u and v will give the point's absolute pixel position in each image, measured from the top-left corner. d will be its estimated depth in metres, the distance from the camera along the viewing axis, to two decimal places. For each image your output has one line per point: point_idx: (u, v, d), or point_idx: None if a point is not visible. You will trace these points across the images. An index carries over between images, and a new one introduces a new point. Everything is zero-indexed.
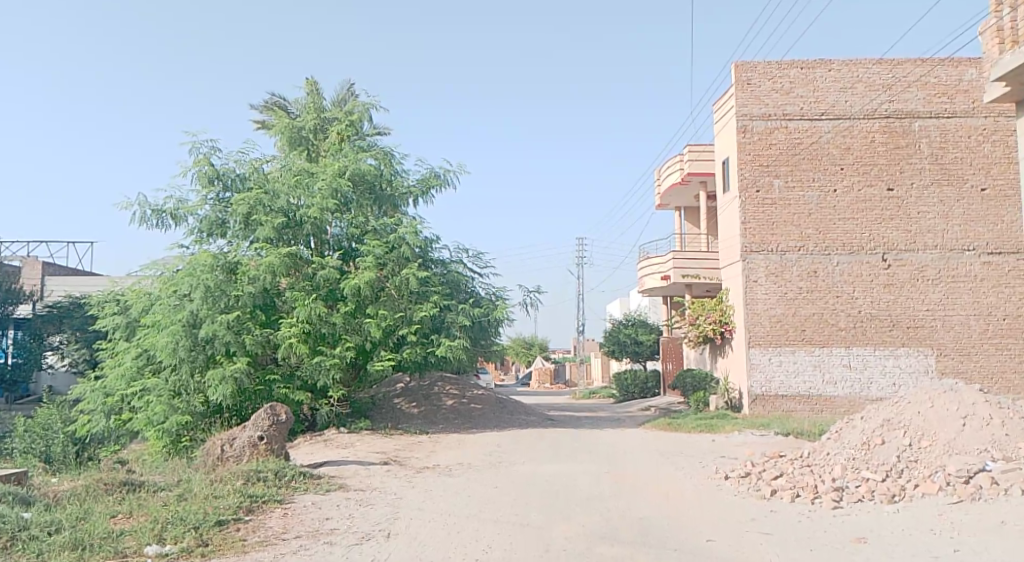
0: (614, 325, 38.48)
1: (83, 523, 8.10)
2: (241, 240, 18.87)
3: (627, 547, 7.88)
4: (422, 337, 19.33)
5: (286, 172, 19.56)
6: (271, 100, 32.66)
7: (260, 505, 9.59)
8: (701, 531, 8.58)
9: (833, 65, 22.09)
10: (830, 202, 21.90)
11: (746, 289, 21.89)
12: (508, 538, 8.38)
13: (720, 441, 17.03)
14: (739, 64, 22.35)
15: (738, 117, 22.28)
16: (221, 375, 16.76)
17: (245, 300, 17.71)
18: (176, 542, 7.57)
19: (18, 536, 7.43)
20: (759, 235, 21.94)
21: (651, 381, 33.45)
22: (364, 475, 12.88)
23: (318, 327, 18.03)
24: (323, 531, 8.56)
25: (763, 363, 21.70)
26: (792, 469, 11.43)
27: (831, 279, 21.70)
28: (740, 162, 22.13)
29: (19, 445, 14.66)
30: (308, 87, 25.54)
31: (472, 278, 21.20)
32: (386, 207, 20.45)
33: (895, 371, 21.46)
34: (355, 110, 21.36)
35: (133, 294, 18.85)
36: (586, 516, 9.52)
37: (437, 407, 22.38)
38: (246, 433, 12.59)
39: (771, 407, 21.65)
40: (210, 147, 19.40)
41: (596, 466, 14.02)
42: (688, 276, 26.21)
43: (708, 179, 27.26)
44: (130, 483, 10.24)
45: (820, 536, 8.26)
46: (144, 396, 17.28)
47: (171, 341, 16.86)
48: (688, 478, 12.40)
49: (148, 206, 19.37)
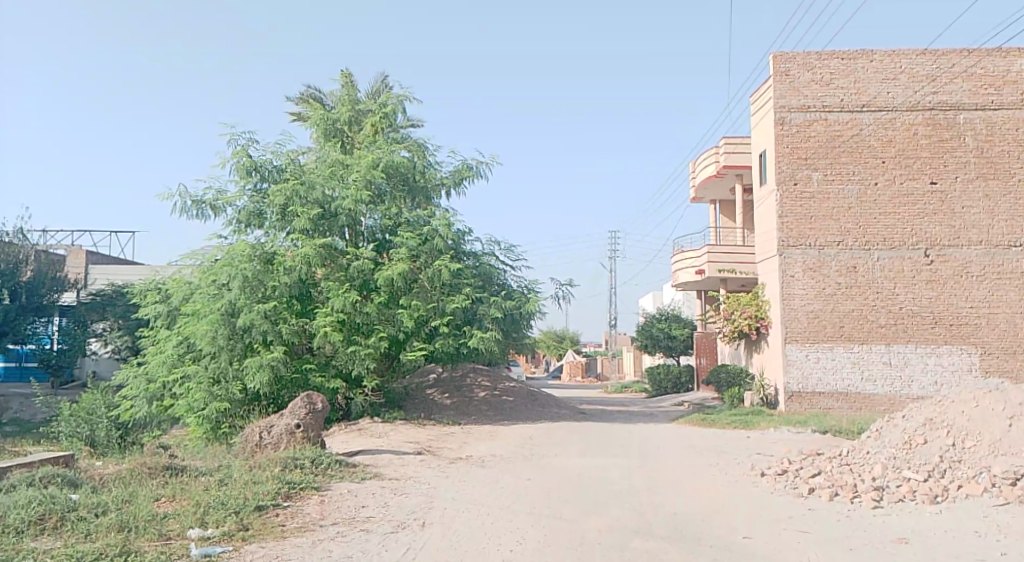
0: (647, 319, 38.24)
1: (129, 506, 8.29)
2: (279, 230, 19.12)
3: (661, 541, 7.86)
4: (454, 329, 19.40)
5: (321, 165, 19.79)
6: (306, 93, 32.93)
7: (298, 492, 9.74)
8: (737, 528, 8.49)
9: (874, 56, 21.63)
10: (870, 196, 21.49)
11: (782, 284, 21.59)
12: (542, 530, 8.37)
13: (757, 438, 16.85)
14: (777, 55, 22.00)
15: (776, 108, 21.92)
16: (259, 362, 17.02)
17: (282, 290, 18.05)
18: (218, 526, 7.74)
19: (68, 516, 7.64)
20: (797, 229, 21.64)
21: (685, 376, 33.31)
22: (399, 464, 13.02)
23: (352, 317, 18.19)
24: (359, 519, 8.67)
25: (800, 360, 21.40)
26: (830, 467, 11.29)
27: (871, 275, 21.30)
28: (778, 155, 21.78)
29: (65, 428, 15.05)
30: (343, 79, 25.76)
31: (504, 271, 21.19)
32: (418, 198, 20.65)
33: (937, 370, 21.02)
34: (389, 101, 21.45)
35: (174, 282, 19.22)
36: (618, 510, 9.47)
37: (469, 398, 22.48)
38: (284, 420, 12.81)
39: (808, 404, 21.34)
40: (246, 139, 19.57)
41: (629, 460, 13.94)
42: (723, 270, 25.81)
43: (744, 172, 26.94)
44: (173, 467, 10.47)
45: (859, 535, 8.15)
46: (185, 383, 17.60)
47: (211, 330, 17.18)
48: (723, 475, 12.28)
49: (189, 197, 19.69)
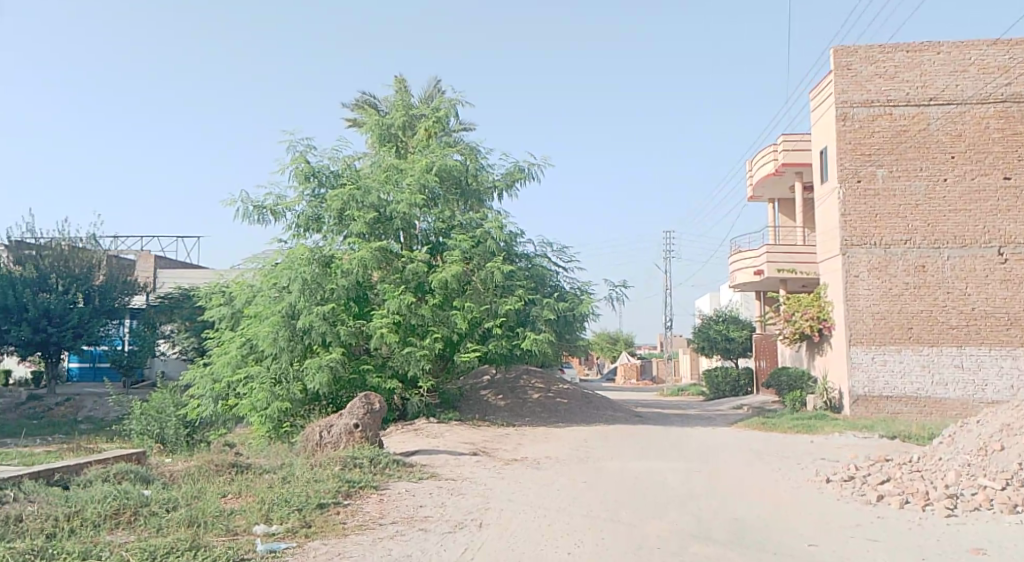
0: (704, 320, 37.67)
1: (197, 502, 8.54)
2: (336, 234, 19.45)
3: (723, 547, 7.71)
4: (508, 330, 19.41)
5: (376, 169, 20.09)
6: (361, 99, 33.47)
7: (358, 490, 9.89)
8: (802, 535, 8.27)
9: (941, 48, 20.90)
10: (939, 193, 20.74)
11: (846, 285, 20.99)
12: (600, 533, 8.30)
13: (820, 443, 16.41)
14: (838, 49, 21.43)
15: (837, 104, 21.34)
16: (318, 363, 17.33)
17: (340, 293, 18.34)
18: (281, 522, 7.91)
19: (141, 511, 7.90)
20: (860, 228, 21.03)
21: (744, 379, 32.68)
22: (455, 465, 13.09)
23: (408, 318, 18.37)
24: (417, 518, 8.74)
25: (866, 362, 20.76)
26: (900, 474, 10.91)
27: (940, 275, 20.55)
28: (840, 152, 21.20)
29: (136, 426, 15.61)
30: (397, 85, 26.09)
31: (557, 272, 21.10)
32: (471, 201, 20.75)
33: (1013, 373, 20.14)
34: (442, 105, 21.64)
35: (237, 285, 19.75)
36: (677, 514, 9.32)
37: (523, 400, 22.48)
38: (343, 420, 13.02)
39: (875, 409, 20.70)
40: (304, 146, 19.99)
41: (688, 464, 13.72)
42: (783, 270, 25.24)
43: (804, 170, 26.32)
44: (239, 465, 10.74)
45: (931, 545, 7.86)
46: (248, 383, 18.05)
47: (272, 331, 17.61)
48: (786, 480, 11.98)
49: (251, 202, 20.22)
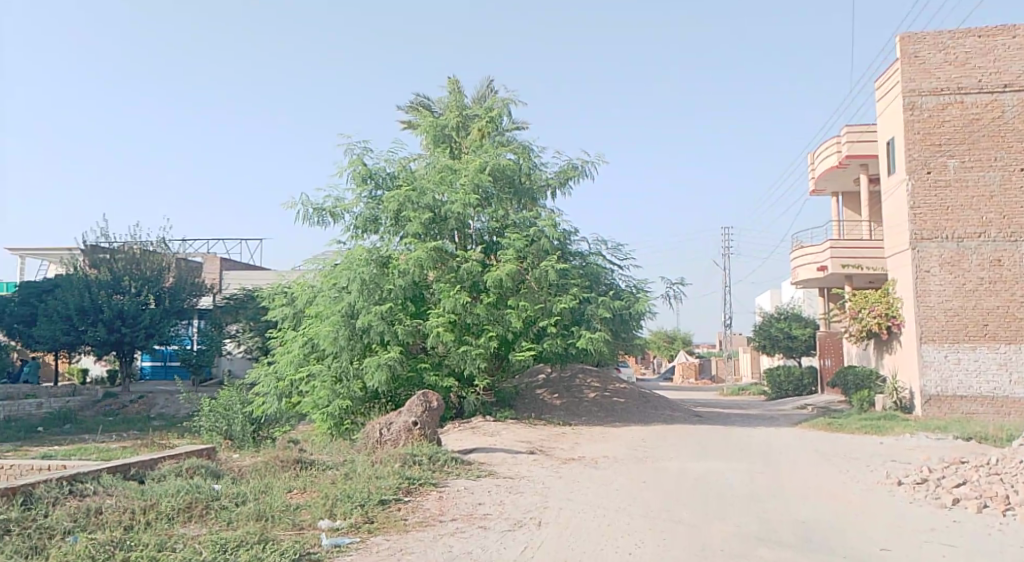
0: (765, 318, 36.89)
1: (264, 496, 8.73)
2: (393, 235, 19.67)
3: (790, 550, 7.52)
4: (563, 329, 19.35)
5: (431, 170, 20.25)
6: (416, 101, 33.81)
7: (418, 487, 9.97)
8: (873, 539, 8.00)
9: (1016, 32, 20.02)
10: (1016, 183, 19.90)
11: (916, 280, 20.24)
12: (663, 534, 8.18)
13: (890, 444, 15.88)
14: (905, 36, 20.68)
15: (905, 93, 20.60)
16: (377, 361, 17.54)
17: (397, 292, 18.52)
18: (345, 518, 8.03)
19: (211, 505, 8.11)
20: (931, 221, 20.25)
21: (807, 379, 31.88)
22: (513, 463, 13.10)
23: (463, 317, 18.48)
24: (477, 516, 8.77)
25: (938, 361, 19.99)
26: (977, 476, 10.49)
27: (1018, 268, 19.74)
28: (908, 142, 20.47)
29: (205, 423, 16.06)
30: (450, 86, 26.26)
31: (612, 270, 20.93)
32: (525, 200, 20.75)
33: None
34: (495, 105, 21.70)
35: (298, 286, 20.16)
36: (741, 516, 9.13)
37: (579, 399, 22.37)
38: (402, 418, 13.16)
39: (948, 409, 19.93)
40: (362, 148, 20.27)
41: (751, 465, 13.44)
42: (848, 266, 24.51)
43: (869, 162, 25.55)
44: (302, 461, 10.95)
45: (1013, 551, 7.51)
46: (310, 381, 18.39)
47: (332, 330, 17.92)
48: (854, 482, 11.63)
49: (311, 205, 20.62)
